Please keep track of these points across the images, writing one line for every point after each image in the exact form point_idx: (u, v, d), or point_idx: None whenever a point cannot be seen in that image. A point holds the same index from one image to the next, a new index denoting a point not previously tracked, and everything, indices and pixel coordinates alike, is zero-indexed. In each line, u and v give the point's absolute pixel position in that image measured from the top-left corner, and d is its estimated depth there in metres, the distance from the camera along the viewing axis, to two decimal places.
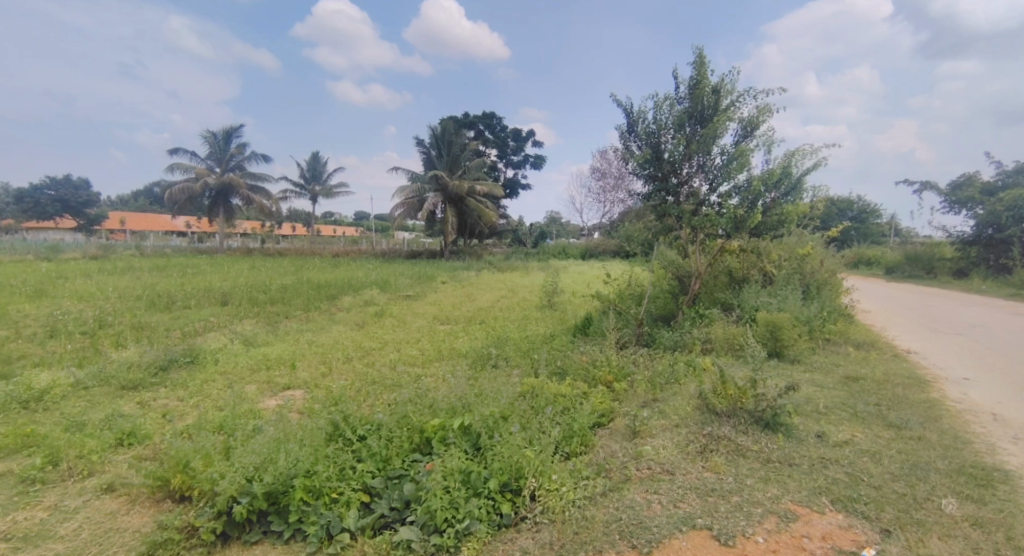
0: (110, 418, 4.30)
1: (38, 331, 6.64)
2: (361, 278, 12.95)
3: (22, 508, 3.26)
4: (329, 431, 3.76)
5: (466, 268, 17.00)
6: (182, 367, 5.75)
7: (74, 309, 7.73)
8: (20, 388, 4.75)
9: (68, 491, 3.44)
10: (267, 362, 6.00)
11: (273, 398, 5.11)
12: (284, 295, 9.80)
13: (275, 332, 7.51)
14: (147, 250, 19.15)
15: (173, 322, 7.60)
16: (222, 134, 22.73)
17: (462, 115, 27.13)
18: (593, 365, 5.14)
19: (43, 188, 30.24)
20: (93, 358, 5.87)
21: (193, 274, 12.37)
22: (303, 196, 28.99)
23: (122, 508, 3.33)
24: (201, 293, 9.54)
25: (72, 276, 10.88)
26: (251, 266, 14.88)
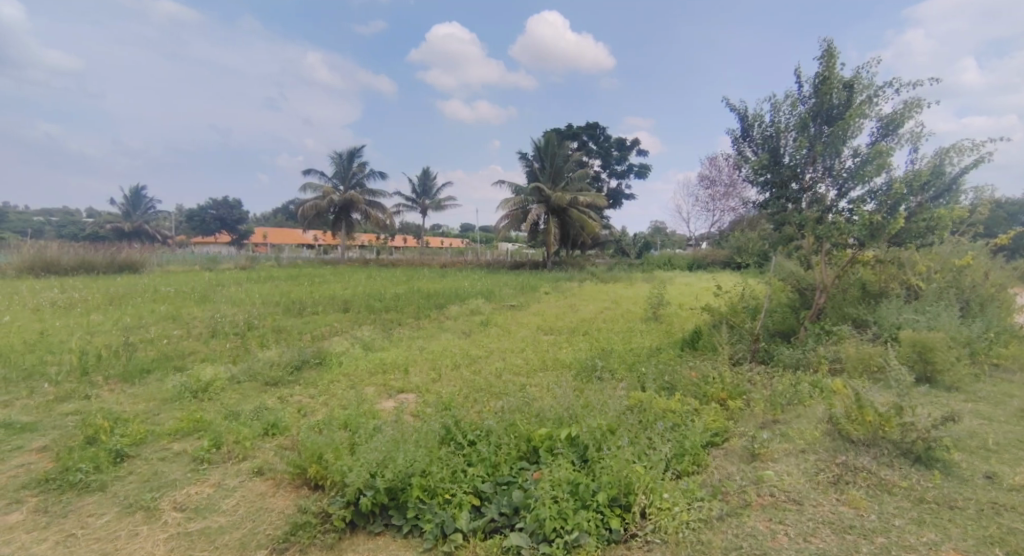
0: (258, 410, 4.85)
1: (203, 331, 7.68)
2: (468, 287, 13.46)
3: (195, 483, 3.78)
4: (442, 434, 3.95)
5: (569, 279, 17.00)
6: (313, 368, 6.35)
7: (228, 313, 8.83)
8: (191, 381, 5.52)
9: (228, 472, 3.94)
10: (384, 366, 6.43)
11: (390, 400, 5.46)
12: (397, 303, 10.46)
13: (390, 338, 8.04)
14: (284, 262, 21.37)
15: (305, 326, 8.40)
16: (347, 154, 24.82)
17: (566, 127, 27.40)
18: (705, 380, 4.92)
19: (205, 208, 34.96)
20: (244, 356, 6.67)
21: (321, 282, 13.62)
22: (415, 210, 30.76)
23: (269, 490, 3.73)
24: (328, 300, 10.47)
25: (227, 283, 12.48)
26: (369, 276, 16.05)
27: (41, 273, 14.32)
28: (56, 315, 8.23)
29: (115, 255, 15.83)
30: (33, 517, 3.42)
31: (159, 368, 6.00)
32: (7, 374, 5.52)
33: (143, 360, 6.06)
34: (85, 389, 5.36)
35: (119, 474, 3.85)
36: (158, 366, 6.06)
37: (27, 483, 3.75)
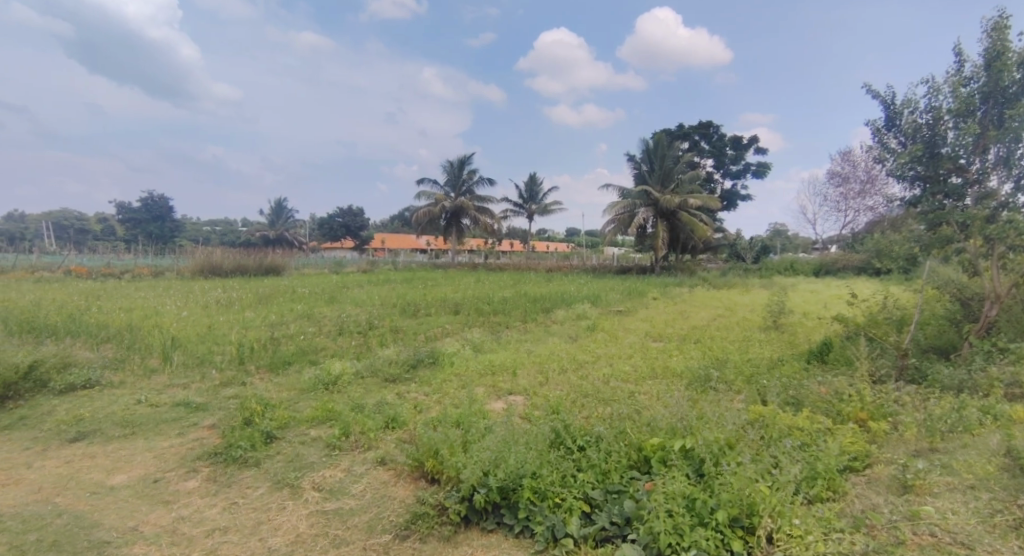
0: (381, 405, 5.19)
1: (332, 328, 8.41)
2: (573, 292, 13.43)
3: (328, 467, 4.13)
4: (551, 437, 3.96)
5: (678, 285, 16.37)
6: (427, 367, 6.67)
7: (353, 312, 9.58)
8: (323, 374, 6.06)
9: (356, 459, 4.25)
10: (493, 368, 6.59)
11: (499, 401, 5.58)
12: (504, 306, 10.69)
13: (499, 340, 8.24)
14: (401, 265, 22.77)
15: (419, 327, 8.86)
16: (458, 162, 25.87)
17: (676, 128, 26.45)
18: (838, 398, 4.46)
19: (333, 216, 38.30)
20: (367, 353, 7.18)
21: (433, 285, 14.34)
22: (521, 215, 31.36)
23: (391, 480, 3.98)
24: (439, 302, 10.97)
25: (352, 285, 13.56)
26: (478, 280, 16.60)
27: (207, 274, 16.55)
28: (217, 311, 9.46)
29: (263, 260, 17.83)
30: (205, 485, 3.95)
31: (297, 361, 6.66)
32: (184, 360, 6.43)
33: (286, 353, 6.76)
34: (240, 377, 6.09)
35: (269, 453, 4.32)
36: (297, 359, 6.73)
37: (200, 455, 4.34)
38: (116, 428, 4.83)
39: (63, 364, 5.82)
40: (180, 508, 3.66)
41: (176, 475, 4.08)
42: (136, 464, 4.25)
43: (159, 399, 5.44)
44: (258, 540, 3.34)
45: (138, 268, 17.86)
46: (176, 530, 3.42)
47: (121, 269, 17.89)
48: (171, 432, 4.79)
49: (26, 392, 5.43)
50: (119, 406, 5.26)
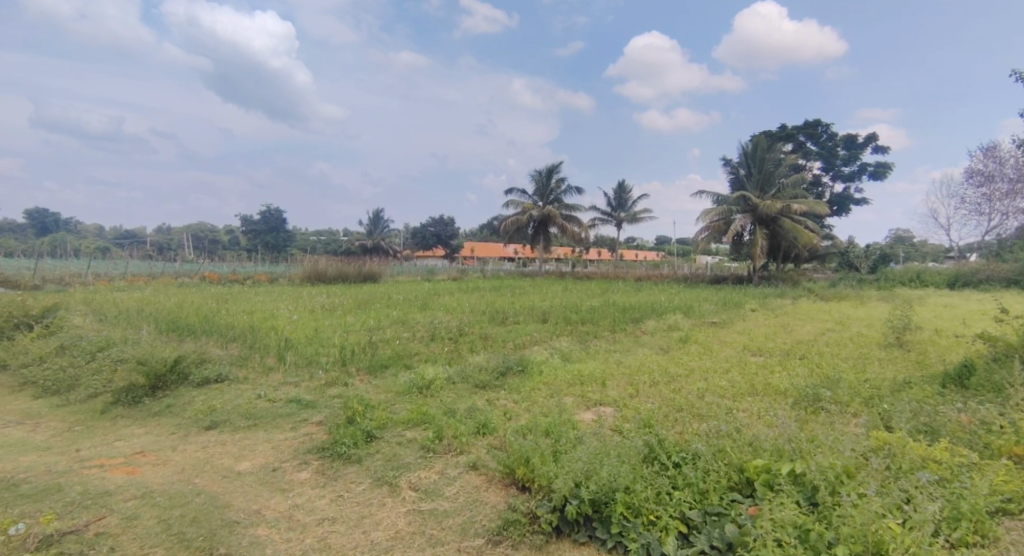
0: (472, 410, 5.29)
1: (425, 334, 8.74)
2: (665, 302, 12.98)
3: (424, 468, 4.27)
4: (645, 452, 3.82)
5: (780, 296, 15.30)
6: (516, 375, 6.70)
7: (444, 319, 9.88)
8: (418, 378, 6.29)
9: (449, 462, 4.35)
10: (582, 378, 6.50)
11: (588, 412, 5.47)
12: (593, 315, 10.54)
13: (587, 350, 8.13)
14: (489, 273, 23.26)
15: (508, 334, 8.96)
16: (546, 171, 26.01)
17: (779, 129, 24.91)
18: (984, 430, 3.92)
19: (426, 225, 39.94)
20: (458, 359, 7.37)
21: (521, 293, 14.47)
22: (609, 223, 30.96)
23: (483, 484, 4.03)
24: (527, 310, 11.04)
25: (444, 293, 14.02)
26: (565, 288, 16.55)
27: (314, 280, 17.85)
28: (323, 315, 10.15)
29: (362, 268, 18.91)
30: (315, 477, 4.23)
31: (393, 364, 6.98)
32: (295, 360, 6.95)
33: (383, 356, 7.09)
34: (343, 378, 6.47)
35: (369, 451, 4.55)
36: (393, 363, 7.04)
37: (310, 449, 4.66)
38: (241, 420, 5.31)
39: (199, 360, 6.50)
40: (295, 496, 3.94)
41: (290, 466, 4.41)
42: (257, 453, 4.64)
43: (276, 395, 5.91)
44: (362, 533, 3.50)
45: (257, 274, 19.65)
46: (292, 517, 3.68)
47: (243, 275, 19.78)
48: (286, 426, 5.19)
49: (171, 383, 6.10)
50: (243, 400, 5.78)
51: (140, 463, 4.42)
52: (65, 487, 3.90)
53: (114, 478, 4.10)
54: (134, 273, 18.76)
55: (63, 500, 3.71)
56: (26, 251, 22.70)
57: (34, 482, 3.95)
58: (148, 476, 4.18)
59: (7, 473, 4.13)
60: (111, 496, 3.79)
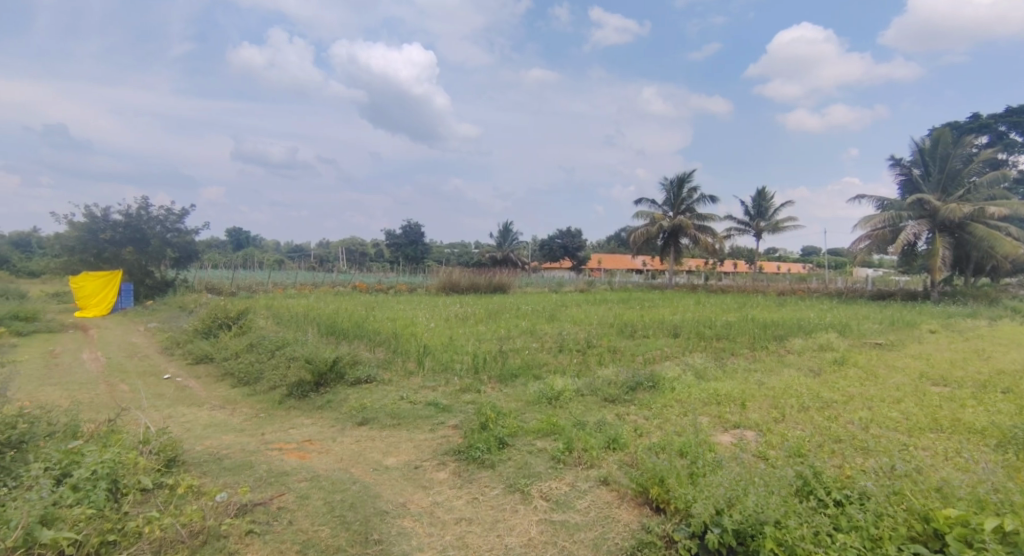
0: (601, 424, 5.23)
1: (553, 345, 8.82)
2: (816, 319, 11.76)
3: (554, 478, 4.30)
4: (799, 486, 3.49)
5: (965, 316, 13.11)
6: (646, 390, 6.49)
7: (572, 330, 9.90)
8: (547, 389, 6.37)
9: (579, 475, 4.33)
10: (719, 397, 6.11)
11: (727, 434, 5.12)
12: (730, 331, 9.88)
13: (724, 368, 7.63)
14: (617, 286, 22.87)
15: (637, 348, 8.73)
16: (677, 180, 25.06)
17: (970, 120, 21.59)
18: None
19: (553, 238, 40.53)
20: (586, 372, 7.33)
21: (650, 306, 14.06)
22: (748, 233, 28.94)
23: (615, 501, 3.93)
24: (657, 324, 10.66)
25: (571, 304, 14.08)
26: (698, 302, 15.73)
27: (449, 291, 18.95)
28: (458, 324, 10.71)
29: (493, 279, 19.64)
30: (453, 478, 4.46)
31: (523, 374, 7.13)
32: (433, 366, 7.42)
33: (513, 365, 7.29)
34: (476, 384, 6.77)
35: (502, 457, 4.70)
36: (522, 373, 7.20)
37: (448, 450, 4.94)
38: (388, 418, 5.79)
39: (353, 361, 7.21)
40: (435, 494, 4.19)
41: (430, 465, 4.71)
42: (402, 450, 5.02)
43: (416, 397, 6.35)
44: (497, 536, 3.62)
45: (399, 284, 21.34)
46: (433, 513, 3.91)
47: (388, 284, 21.62)
48: (425, 427, 5.56)
49: (332, 380, 6.84)
50: (389, 400, 6.29)
51: (309, 450, 5.02)
52: (255, 464, 4.54)
53: (289, 460, 4.70)
54: (301, 282, 21.42)
55: (253, 476, 4.32)
56: (224, 263, 26.99)
57: (233, 458, 4.66)
58: (315, 462, 4.72)
59: (213, 448, 4.92)
60: (287, 477, 4.34)
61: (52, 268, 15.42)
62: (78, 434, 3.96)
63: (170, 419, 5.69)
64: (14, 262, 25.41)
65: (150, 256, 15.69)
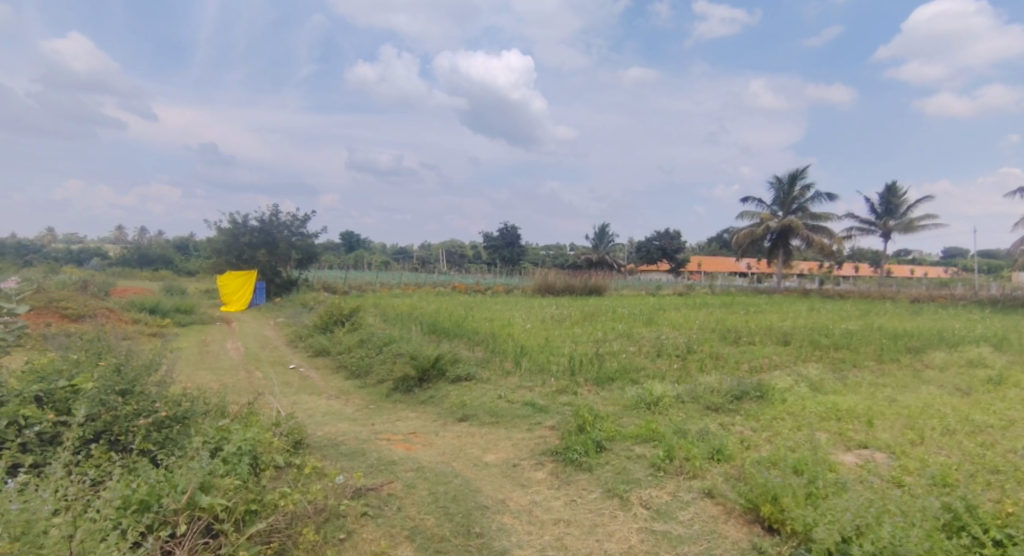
0: (704, 433, 5.01)
1: (651, 349, 8.59)
2: (960, 330, 10.40)
3: (654, 486, 4.18)
4: (946, 519, 3.12)
5: None
6: (754, 401, 6.12)
7: (671, 335, 9.57)
8: (646, 393, 6.21)
9: (681, 485, 4.17)
10: (839, 413, 5.61)
11: (851, 454, 4.69)
12: (852, 340, 9.03)
13: (845, 381, 7.00)
14: (719, 289, 21.86)
15: (743, 355, 8.25)
16: (788, 177, 23.37)
17: None
18: None
19: (650, 239, 39.42)
20: (687, 378, 7.04)
21: (758, 311, 13.22)
22: (874, 233, 26.40)
23: (721, 515, 3.75)
24: (766, 331, 10.00)
25: (670, 308, 13.61)
26: (813, 308, 14.55)
27: (545, 293, 19.07)
28: (553, 326, 10.75)
29: (589, 281, 19.48)
30: (551, 478, 4.50)
31: (620, 378, 7.01)
32: (530, 366, 7.51)
33: (610, 369, 7.17)
34: (572, 387, 6.76)
35: (600, 461, 4.66)
36: (619, 377, 7.07)
37: (545, 451, 4.98)
38: (487, 416, 5.94)
39: (453, 359, 7.48)
40: (533, 493, 4.25)
41: (528, 464, 4.78)
42: (500, 448, 5.15)
43: (514, 396, 6.47)
44: (596, 540, 3.60)
45: (497, 285, 21.85)
46: (532, 512, 3.98)
47: (485, 285, 22.20)
48: (523, 426, 5.65)
49: (434, 377, 7.15)
50: (487, 398, 6.46)
51: (414, 442, 5.30)
52: (367, 452, 4.87)
53: (397, 450, 5.00)
54: (405, 282, 22.62)
55: (366, 462, 4.64)
56: (339, 264, 29.16)
57: (348, 445, 5.04)
58: (420, 454, 4.97)
59: (332, 434, 5.35)
60: (396, 466, 4.61)
61: (201, 269, 17.59)
62: (225, 414, 4.48)
63: (295, 405, 6.26)
64: (176, 263, 29.31)
65: (279, 258, 17.37)
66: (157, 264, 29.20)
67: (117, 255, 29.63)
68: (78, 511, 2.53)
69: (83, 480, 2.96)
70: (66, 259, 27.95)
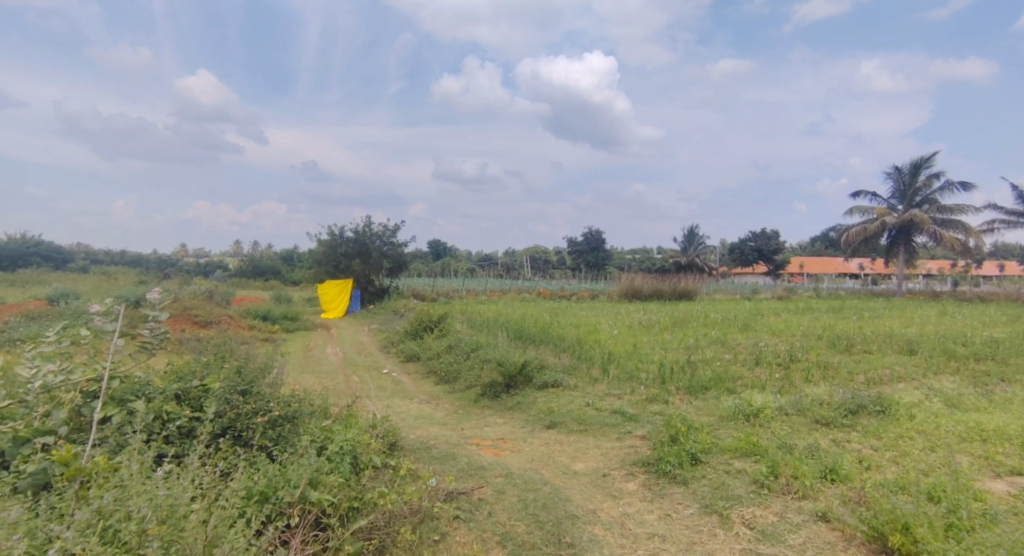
0: (814, 449, 4.60)
1: (749, 357, 8.07)
2: None
3: (758, 505, 3.88)
4: None
5: None
6: (872, 415, 5.54)
7: (771, 342, 8.94)
8: (745, 404, 5.82)
9: (790, 506, 3.84)
10: (981, 434, 4.93)
11: (999, 482, 4.09)
12: (996, 351, 7.94)
13: (987, 396, 6.15)
14: (825, 292, 20.23)
15: (857, 365, 7.53)
16: (910, 167, 21.23)
17: None
18: None
19: (745, 240, 37.33)
20: (791, 389, 6.53)
21: (874, 317, 12.04)
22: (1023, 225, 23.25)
23: (838, 542, 3.40)
24: (884, 338, 9.06)
25: (769, 313, 12.73)
26: (944, 313, 13.02)
27: (632, 298, 18.62)
28: (642, 332, 10.44)
29: (678, 285, 18.76)
30: (643, 490, 4.33)
31: (715, 388, 6.65)
32: (618, 374, 7.32)
33: (703, 377, 6.83)
34: (663, 395, 6.50)
35: (696, 474, 4.42)
36: (714, 386, 6.70)
37: (636, 461, 4.81)
38: (575, 424, 5.85)
39: (540, 366, 7.46)
40: (625, 505, 4.11)
41: (619, 474, 4.64)
42: (589, 457, 5.04)
43: (602, 404, 6.33)
44: None
45: (581, 291, 21.64)
46: (624, 524, 3.84)
47: (569, 291, 22.06)
48: (612, 435, 5.50)
49: (521, 383, 7.17)
50: (575, 405, 6.37)
51: (503, 447, 5.33)
52: (457, 456, 4.96)
53: (486, 456, 5.04)
54: (491, 288, 23.03)
55: (456, 466, 4.72)
56: (428, 272, 30.29)
57: (439, 448, 5.16)
58: (509, 459, 4.98)
59: (424, 437, 5.51)
60: (485, 471, 4.65)
61: (305, 278, 18.95)
62: (328, 415, 4.75)
63: (390, 409, 6.53)
64: (284, 273, 31.78)
65: (372, 267, 18.32)
66: (268, 275, 31.87)
67: (235, 266, 32.70)
68: (211, 499, 2.74)
69: (214, 470, 3.24)
70: (194, 270, 31.24)
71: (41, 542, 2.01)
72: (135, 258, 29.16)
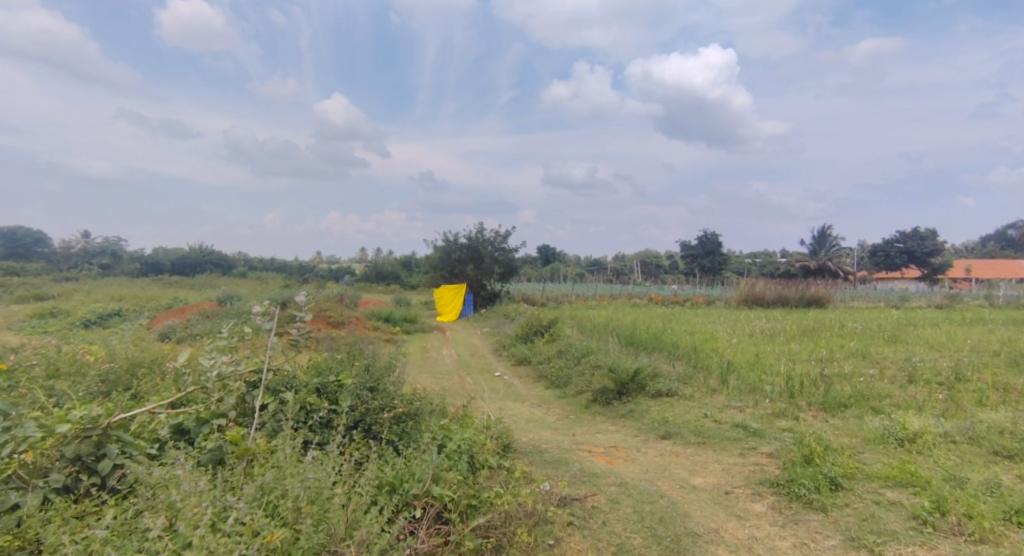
0: (991, 486, 3.95)
1: (899, 374, 7.15)
2: None
3: (919, 544, 3.39)
4: None
5: None
6: None
7: (927, 357, 7.86)
8: (896, 427, 5.16)
9: (962, 548, 3.31)
10: None
11: None
12: None
13: None
14: (1001, 301, 17.39)
15: None
16: None
17: None
18: None
19: (891, 241, 33.32)
20: (956, 413, 5.68)
21: None
22: None
23: None
24: None
25: (924, 323, 11.21)
26: None
27: (753, 304, 17.38)
28: (765, 341, 9.70)
29: (808, 291, 17.22)
30: (772, 513, 4.00)
31: (857, 406, 5.97)
32: (739, 385, 6.86)
33: (842, 393, 6.17)
34: (793, 411, 5.97)
35: (837, 502, 3.99)
36: (856, 404, 6.03)
37: (764, 481, 4.45)
38: (693, 435, 5.57)
39: (654, 374, 7.20)
40: (752, 527, 3.82)
41: (743, 494, 4.32)
42: (710, 472, 4.76)
43: (722, 417, 5.95)
44: None
45: (697, 296, 20.63)
46: (752, 548, 3.56)
47: (683, 297, 21.12)
48: (735, 451, 5.15)
49: (633, 390, 6.97)
50: (692, 416, 6.06)
51: (616, 456, 5.21)
52: (570, 462, 4.92)
53: (599, 463, 4.95)
54: (601, 293, 22.73)
55: (570, 472, 4.69)
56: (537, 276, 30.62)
57: (552, 453, 5.16)
58: (622, 469, 4.86)
59: (536, 441, 5.55)
60: (599, 479, 4.57)
61: (422, 282, 20.04)
62: (446, 414, 4.95)
63: (502, 411, 6.67)
64: (404, 277, 33.83)
65: (484, 272, 18.90)
66: (390, 279, 34.14)
67: (362, 271, 35.41)
68: (349, 486, 2.95)
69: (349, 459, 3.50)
70: (327, 275, 34.37)
71: (219, 510, 2.29)
72: (282, 263, 32.71)
